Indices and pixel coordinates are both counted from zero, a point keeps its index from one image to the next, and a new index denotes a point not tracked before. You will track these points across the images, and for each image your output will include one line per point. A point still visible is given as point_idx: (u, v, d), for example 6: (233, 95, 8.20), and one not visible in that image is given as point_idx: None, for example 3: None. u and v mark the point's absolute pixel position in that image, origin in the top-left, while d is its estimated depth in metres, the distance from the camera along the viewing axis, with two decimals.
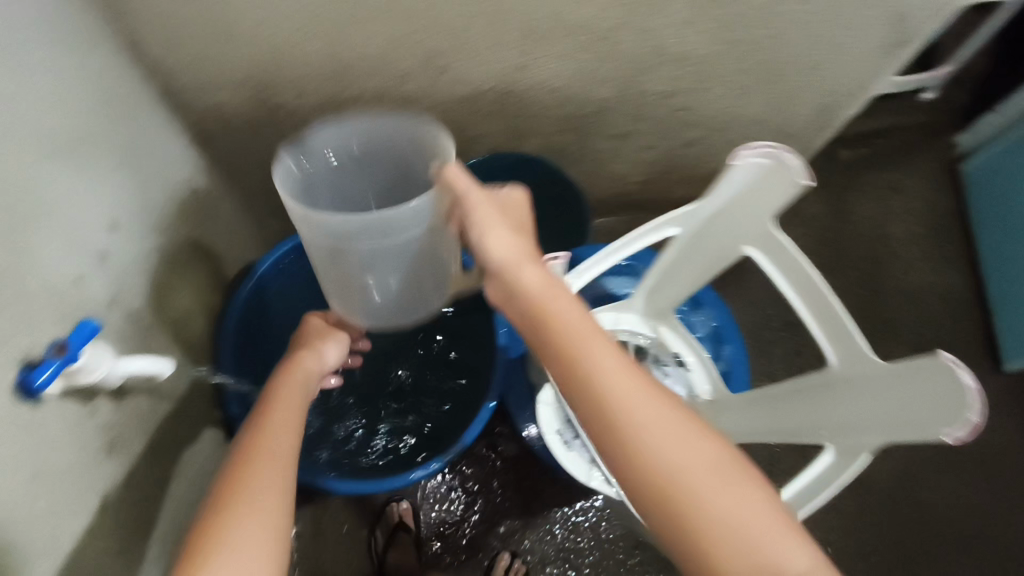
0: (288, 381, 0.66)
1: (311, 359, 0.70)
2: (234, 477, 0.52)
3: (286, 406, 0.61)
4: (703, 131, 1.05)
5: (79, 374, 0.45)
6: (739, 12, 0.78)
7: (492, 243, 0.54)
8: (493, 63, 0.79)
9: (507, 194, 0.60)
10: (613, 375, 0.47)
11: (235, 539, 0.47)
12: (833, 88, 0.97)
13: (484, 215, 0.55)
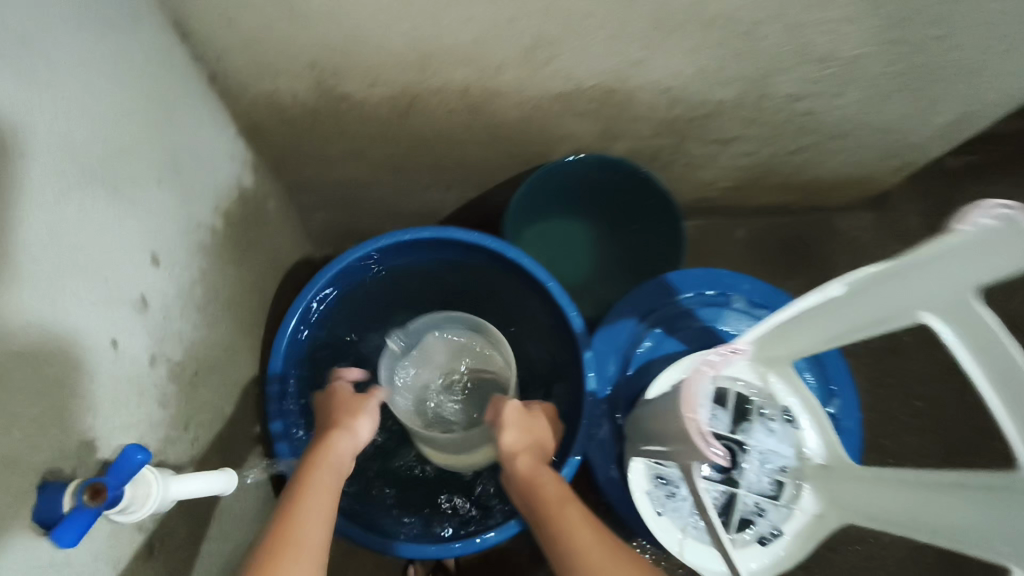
0: (322, 465, 0.56)
1: (344, 440, 0.60)
2: None
3: (309, 493, 0.53)
4: (819, 138, 0.91)
5: (122, 514, 0.36)
6: (915, 8, 0.63)
7: (511, 440, 0.63)
8: (604, 57, 0.66)
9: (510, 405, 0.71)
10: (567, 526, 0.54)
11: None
12: (986, 99, 0.82)
13: (505, 413, 0.64)
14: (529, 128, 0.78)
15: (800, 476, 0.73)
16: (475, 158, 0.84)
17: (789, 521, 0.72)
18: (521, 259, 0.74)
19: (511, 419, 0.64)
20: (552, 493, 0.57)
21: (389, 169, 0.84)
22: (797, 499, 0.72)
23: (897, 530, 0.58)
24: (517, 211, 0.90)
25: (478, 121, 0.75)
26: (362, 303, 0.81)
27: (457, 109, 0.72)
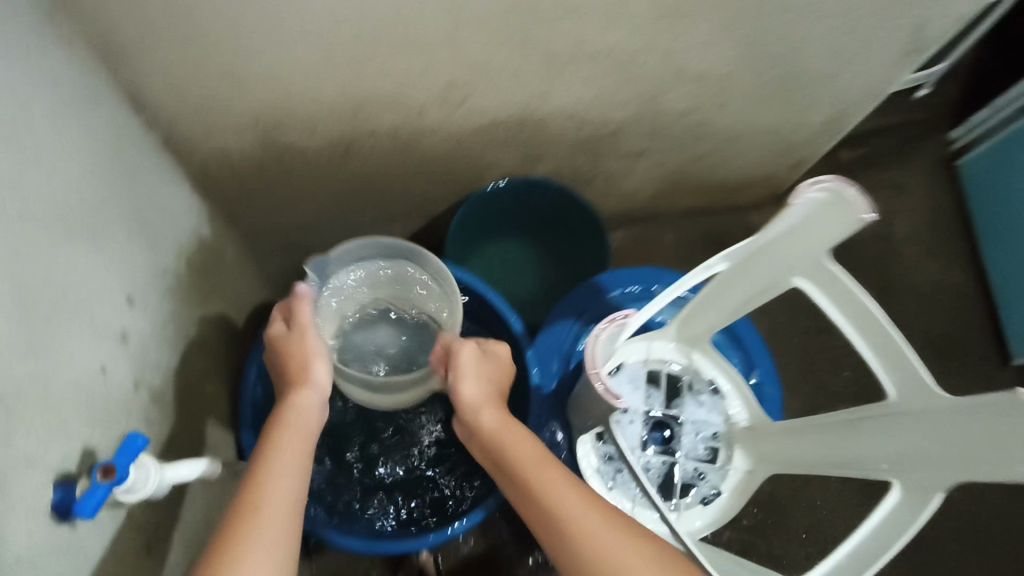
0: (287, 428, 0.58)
1: (307, 401, 0.62)
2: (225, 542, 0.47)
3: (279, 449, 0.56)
4: (717, 144, 1.03)
5: (127, 494, 0.45)
6: (763, 30, 0.75)
7: (470, 389, 0.65)
8: (510, 92, 0.76)
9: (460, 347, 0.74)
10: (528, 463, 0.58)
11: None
12: (847, 97, 0.96)
13: (461, 362, 0.67)
14: (458, 160, 0.88)
15: (730, 440, 0.82)
16: (414, 191, 0.93)
17: (725, 480, 0.81)
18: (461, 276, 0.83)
19: (468, 366, 0.67)
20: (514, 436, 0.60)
21: (337, 208, 0.92)
22: (730, 461, 0.81)
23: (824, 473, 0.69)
24: (458, 235, 1.00)
25: (410, 158, 0.84)
26: None
27: (391, 149, 0.82)
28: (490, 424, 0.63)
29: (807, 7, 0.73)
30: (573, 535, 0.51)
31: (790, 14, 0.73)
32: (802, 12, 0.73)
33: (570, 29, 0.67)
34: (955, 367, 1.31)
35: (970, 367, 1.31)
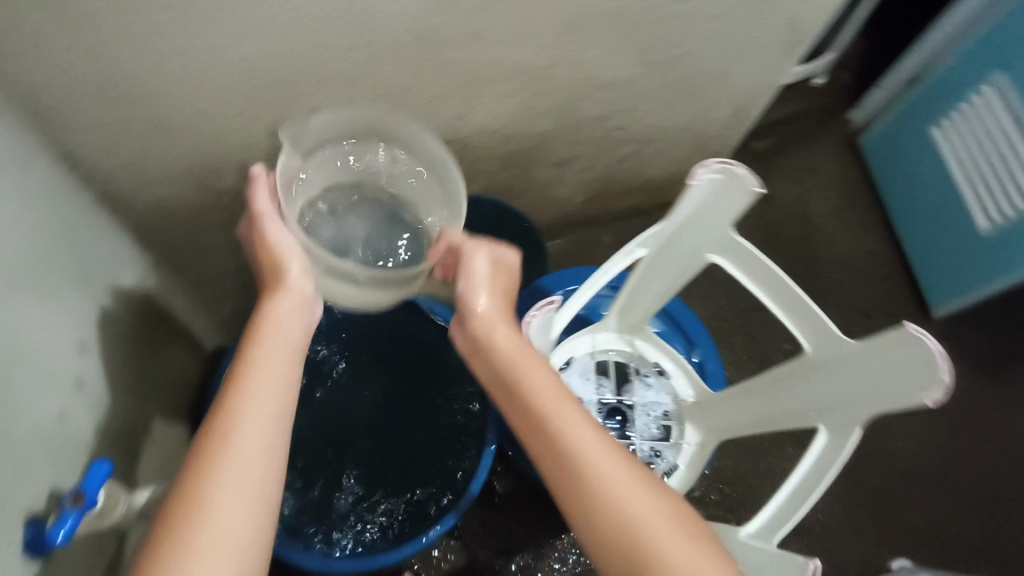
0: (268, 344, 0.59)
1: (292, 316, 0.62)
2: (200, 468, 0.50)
3: (268, 381, 0.56)
4: (636, 146, 1.10)
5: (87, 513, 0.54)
6: (656, 37, 0.83)
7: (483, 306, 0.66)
8: (433, 116, 0.81)
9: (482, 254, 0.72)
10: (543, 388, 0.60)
11: (214, 540, 0.48)
12: (745, 89, 1.04)
13: (472, 268, 0.67)
14: None
15: (680, 416, 0.87)
16: None
17: (680, 455, 0.86)
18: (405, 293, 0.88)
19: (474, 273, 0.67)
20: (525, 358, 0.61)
21: None
22: (682, 435, 0.86)
23: (758, 431, 0.74)
24: None
25: None
26: None
27: None
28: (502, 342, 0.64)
29: (690, 13, 0.80)
30: (576, 459, 0.54)
31: (677, 20, 0.81)
32: (688, 17, 0.81)
33: (479, 51, 0.73)
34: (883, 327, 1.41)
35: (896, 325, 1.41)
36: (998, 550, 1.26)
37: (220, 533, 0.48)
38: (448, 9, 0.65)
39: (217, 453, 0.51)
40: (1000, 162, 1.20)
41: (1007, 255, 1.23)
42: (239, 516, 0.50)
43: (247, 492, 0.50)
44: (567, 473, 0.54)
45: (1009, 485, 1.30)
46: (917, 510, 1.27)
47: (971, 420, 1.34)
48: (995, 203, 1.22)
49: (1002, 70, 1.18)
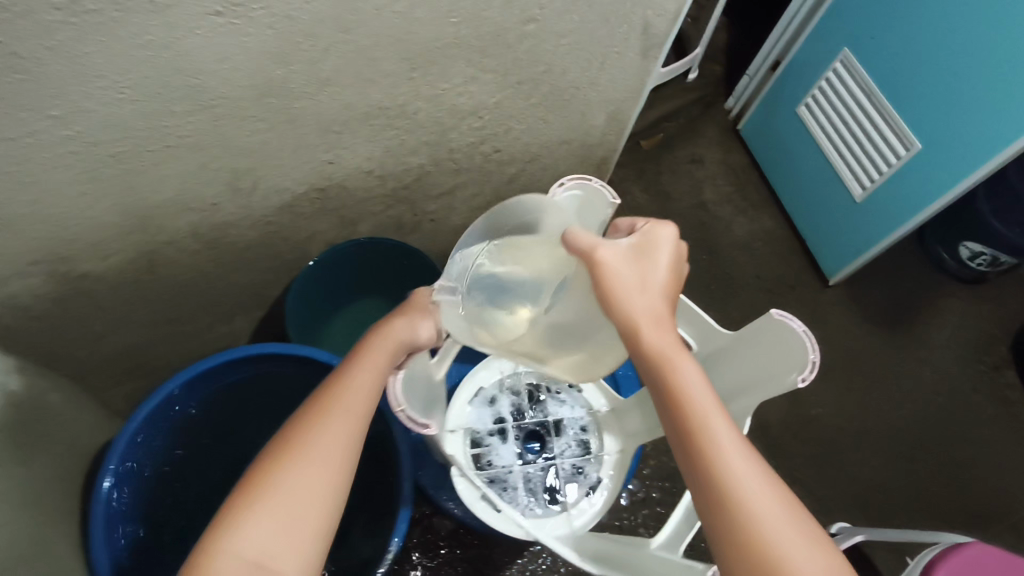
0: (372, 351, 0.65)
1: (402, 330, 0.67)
2: (287, 450, 0.55)
3: (364, 390, 0.61)
4: (520, 165, 1.12)
5: None
6: (512, 60, 0.84)
7: (635, 305, 0.58)
8: (300, 167, 0.79)
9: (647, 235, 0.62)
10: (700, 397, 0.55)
11: (264, 522, 0.52)
12: (613, 96, 1.08)
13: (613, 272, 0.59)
14: (276, 239, 0.90)
15: (597, 427, 0.87)
16: (241, 282, 0.94)
17: (603, 466, 0.84)
18: (297, 351, 0.87)
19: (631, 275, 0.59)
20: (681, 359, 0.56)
21: (166, 321, 0.91)
22: (602, 446, 0.85)
23: None
24: (302, 310, 1.01)
25: (223, 252, 0.85)
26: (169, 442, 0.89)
27: (199, 248, 0.82)
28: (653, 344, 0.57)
29: (538, 35, 0.82)
30: (719, 477, 0.52)
31: (527, 43, 0.82)
32: (538, 38, 0.83)
33: (333, 97, 0.72)
34: (788, 300, 1.48)
35: (800, 296, 1.48)
36: (929, 491, 1.33)
37: (273, 524, 0.52)
38: (287, 62, 0.64)
39: (308, 450, 0.55)
40: (861, 129, 1.28)
41: (882, 215, 1.31)
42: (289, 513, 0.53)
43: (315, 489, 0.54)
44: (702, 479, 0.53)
45: (925, 427, 1.38)
46: (846, 468, 1.33)
47: (881, 373, 1.42)
48: (863, 168, 1.31)
49: (849, 44, 1.26)
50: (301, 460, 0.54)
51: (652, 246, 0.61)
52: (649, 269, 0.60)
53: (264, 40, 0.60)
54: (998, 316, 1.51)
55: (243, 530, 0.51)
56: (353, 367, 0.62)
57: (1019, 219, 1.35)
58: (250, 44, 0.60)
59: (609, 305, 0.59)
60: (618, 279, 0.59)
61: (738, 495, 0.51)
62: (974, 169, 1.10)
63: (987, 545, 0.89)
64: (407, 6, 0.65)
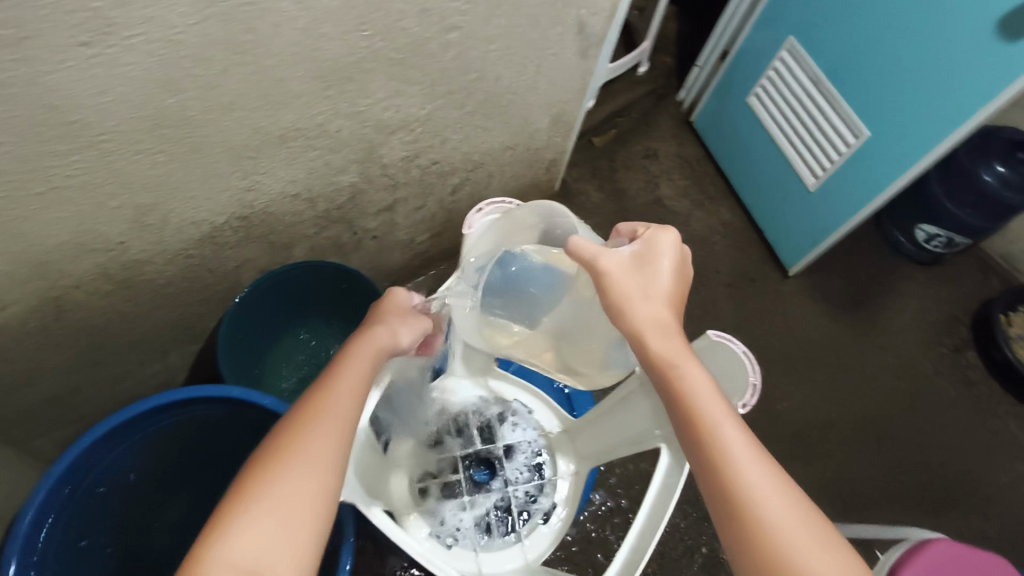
0: (359, 351, 0.61)
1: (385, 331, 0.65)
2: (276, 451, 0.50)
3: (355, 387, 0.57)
4: (463, 174, 1.07)
5: None
6: (438, 71, 0.79)
7: (642, 312, 0.57)
8: (214, 197, 0.74)
9: (651, 240, 0.60)
10: (708, 398, 0.53)
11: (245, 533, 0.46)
12: (554, 98, 1.03)
13: (614, 279, 0.58)
14: (201, 270, 0.84)
15: (550, 450, 0.86)
16: (168, 317, 0.88)
17: (558, 491, 0.83)
18: (225, 393, 0.81)
19: (631, 281, 0.58)
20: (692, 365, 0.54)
21: (88, 366, 0.85)
22: (556, 468, 0.84)
23: (621, 452, 0.73)
24: (237, 342, 0.96)
25: (141, 290, 0.80)
26: (91, 501, 0.82)
27: (111, 287, 0.76)
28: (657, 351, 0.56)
29: (464, 43, 0.78)
30: (729, 475, 0.50)
31: (453, 52, 0.78)
32: (464, 45, 0.78)
33: (240, 122, 0.66)
34: (749, 293, 1.46)
35: (761, 289, 1.47)
36: (896, 477, 1.33)
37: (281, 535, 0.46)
38: (178, 90, 0.59)
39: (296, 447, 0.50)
40: (810, 118, 1.27)
41: (836, 204, 1.29)
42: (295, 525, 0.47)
43: (317, 500, 0.49)
44: (714, 484, 0.50)
45: (891, 413, 1.38)
46: (814, 460, 1.32)
47: (844, 362, 1.42)
48: (815, 157, 1.29)
49: (794, 32, 1.24)
50: (308, 463, 0.50)
51: (659, 252, 0.59)
52: (653, 274, 0.59)
53: (146, 68, 0.55)
54: (956, 297, 1.52)
55: (246, 541, 0.45)
56: (344, 365, 0.59)
57: (971, 199, 1.35)
58: (130, 72, 0.54)
59: (617, 312, 0.58)
60: (624, 287, 0.58)
61: (760, 507, 0.48)
62: (924, 154, 1.08)
63: (951, 539, 0.88)
64: (308, 22, 0.60)
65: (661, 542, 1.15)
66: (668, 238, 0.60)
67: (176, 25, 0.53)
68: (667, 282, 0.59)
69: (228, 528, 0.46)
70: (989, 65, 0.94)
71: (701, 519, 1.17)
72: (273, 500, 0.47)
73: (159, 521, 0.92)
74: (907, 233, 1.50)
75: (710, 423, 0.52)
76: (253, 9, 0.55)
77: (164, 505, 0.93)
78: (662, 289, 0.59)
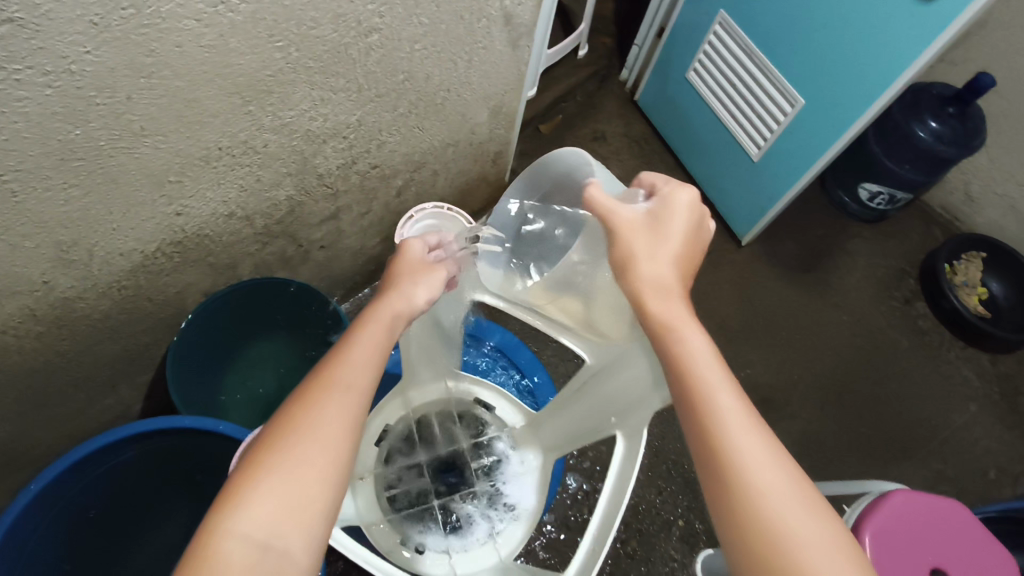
0: (368, 322, 0.55)
1: (399, 295, 0.59)
2: (272, 438, 0.45)
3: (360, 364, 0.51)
4: (407, 175, 1.06)
5: None
6: (364, 75, 0.78)
7: (647, 267, 0.54)
8: (140, 226, 0.71)
9: (666, 201, 0.58)
10: (708, 360, 0.49)
11: (236, 527, 0.41)
12: (490, 91, 1.02)
13: (623, 237, 0.57)
14: (139, 300, 0.82)
15: (514, 444, 0.86)
16: (112, 350, 0.85)
17: (526, 484, 0.84)
18: (176, 424, 0.79)
19: (638, 238, 0.56)
20: (691, 325, 0.51)
21: (31, 409, 0.82)
22: (522, 462, 0.85)
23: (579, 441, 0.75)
24: (188, 368, 0.93)
25: (76, 327, 0.77)
26: (49, 548, 0.80)
27: (43, 328, 0.73)
28: (659, 308, 0.52)
29: (386, 45, 0.76)
30: (725, 443, 0.46)
31: (376, 55, 0.76)
32: (388, 48, 0.77)
33: (156, 147, 0.64)
34: (706, 266, 1.48)
35: (717, 260, 1.49)
36: (859, 431, 1.37)
37: (276, 525, 0.42)
38: (82, 120, 0.56)
39: (294, 433, 0.45)
40: (747, 89, 1.28)
41: (779, 172, 1.32)
42: (305, 501, 0.43)
43: (328, 478, 0.44)
44: (709, 451, 0.46)
45: (849, 370, 1.42)
46: (780, 423, 1.35)
47: (801, 324, 1.45)
48: (755, 127, 1.31)
49: (725, 5, 1.25)
50: (298, 451, 0.44)
51: (675, 209, 0.58)
52: (664, 233, 0.56)
53: (41, 102, 0.52)
54: (902, 250, 1.56)
55: (241, 528, 0.41)
56: (348, 338, 0.53)
57: (909, 155, 1.40)
58: (25, 107, 0.52)
59: (620, 267, 0.56)
60: (631, 243, 0.56)
61: (752, 478, 0.44)
62: (857, 117, 1.11)
63: (909, 489, 0.91)
64: (214, 38, 0.58)
65: (638, 519, 1.17)
66: (685, 198, 0.58)
67: (69, 54, 0.51)
68: (679, 240, 0.56)
69: (229, 509, 0.42)
70: (909, 26, 0.96)
71: (674, 493, 1.19)
72: (263, 492, 0.42)
73: (120, 564, 0.90)
74: (850, 194, 1.53)
75: (706, 387, 0.48)
76: (150, 30, 0.53)
77: (122, 546, 0.90)
78: (677, 247, 0.56)
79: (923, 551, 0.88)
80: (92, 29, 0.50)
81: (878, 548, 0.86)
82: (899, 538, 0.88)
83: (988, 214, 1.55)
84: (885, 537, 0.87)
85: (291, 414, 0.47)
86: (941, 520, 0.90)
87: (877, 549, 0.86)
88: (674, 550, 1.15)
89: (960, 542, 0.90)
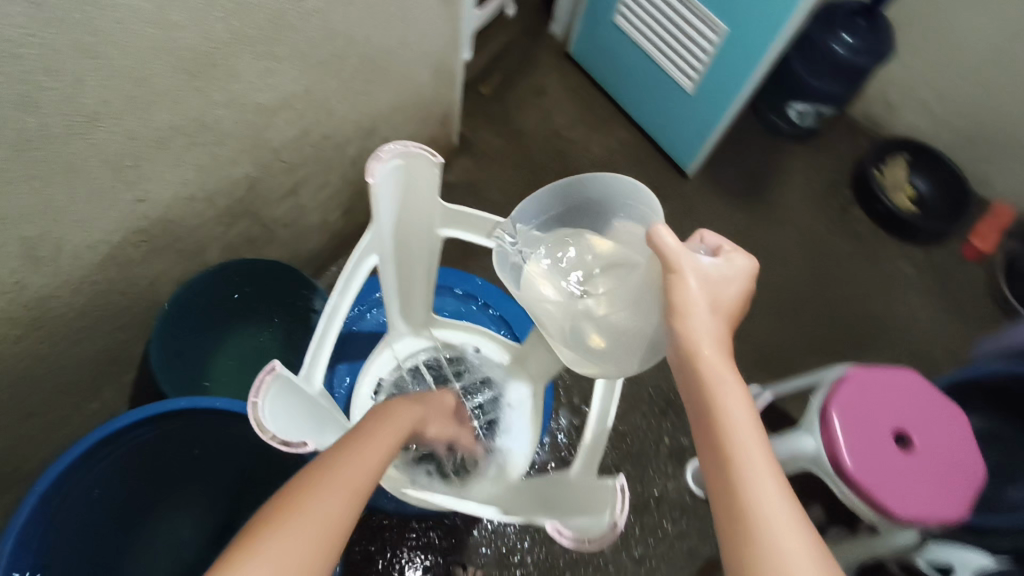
0: (382, 427, 0.62)
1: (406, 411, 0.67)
2: (280, 508, 0.48)
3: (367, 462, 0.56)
4: (359, 143, 1.07)
5: None
6: (305, 41, 0.79)
7: (699, 321, 0.59)
8: (103, 215, 0.71)
9: (726, 266, 0.64)
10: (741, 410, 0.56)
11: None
12: (428, 49, 1.04)
13: (686, 291, 0.60)
14: (111, 295, 0.82)
15: (504, 379, 0.91)
16: (91, 350, 0.85)
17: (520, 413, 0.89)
18: (170, 408, 0.79)
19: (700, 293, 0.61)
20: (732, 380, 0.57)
21: (17, 420, 0.82)
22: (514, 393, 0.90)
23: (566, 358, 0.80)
24: (171, 360, 0.94)
25: (53, 328, 0.77)
26: (63, 547, 0.80)
27: (21, 332, 0.73)
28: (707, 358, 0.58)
29: (324, 8, 0.77)
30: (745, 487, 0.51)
31: (315, 19, 0.77)
32: (326, 11, 0.78)
33: (110, 130, 0.64)
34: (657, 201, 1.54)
35: (666, 194, 1.55)
36: (815, 333, 1.47)
37: None
38: (34, 107, 0.56)
39: (304, 506, 0.48)
40: (673, 24, 1.33)
41: (713, 101, 1.38)
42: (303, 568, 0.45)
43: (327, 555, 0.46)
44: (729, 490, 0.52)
45: (800, 279, 1.52)
46: (745, 336, 1.43)
47: (752, 243, 1.53)
48: (685, 60, 1.36)
49: None
50: (308, 525, 0.47)
51: (735, 273, 0.64)
52: (720, 292, 0.62)
53: None
54: (835, 163, 1.66)
55: None
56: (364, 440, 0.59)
57: (828, 69, 1.50)
58: None
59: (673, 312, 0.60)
60: (685, 295, 0.60)
61: (766, 520, 0.49)
62: (776, 36, 1.17)
63: (863, 366, 1.01)
64: (155, 12, 0.59)
65: (627, 442, 1.23)
66: (745, 265, 0.64)
67: (12, 38, 0.51)
68: (728, 302, 0.62)
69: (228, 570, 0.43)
70: None
71: (657, 413, 1.27)
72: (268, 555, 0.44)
73: (132, 556, 0.91)
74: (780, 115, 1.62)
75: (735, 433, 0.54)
76: (91, 7, 0.54)
77: (133, 540, 0.91)
78: (727, 307, 0.62)
79: (887, 415, 0.97)
80: (32, 10, 0.50)
81: (846, 424, 0.95)
82: (863, 411, 0.96)
83: (907, 119, 1.65)
84: (850, 411, 0.96)
85: (303, 491, 0.49)
86: (897, 391, 0.99)
87: (845, 424, 0.95)
88: (663, 464, 1.22)
89: (920, 408, 0.99)
